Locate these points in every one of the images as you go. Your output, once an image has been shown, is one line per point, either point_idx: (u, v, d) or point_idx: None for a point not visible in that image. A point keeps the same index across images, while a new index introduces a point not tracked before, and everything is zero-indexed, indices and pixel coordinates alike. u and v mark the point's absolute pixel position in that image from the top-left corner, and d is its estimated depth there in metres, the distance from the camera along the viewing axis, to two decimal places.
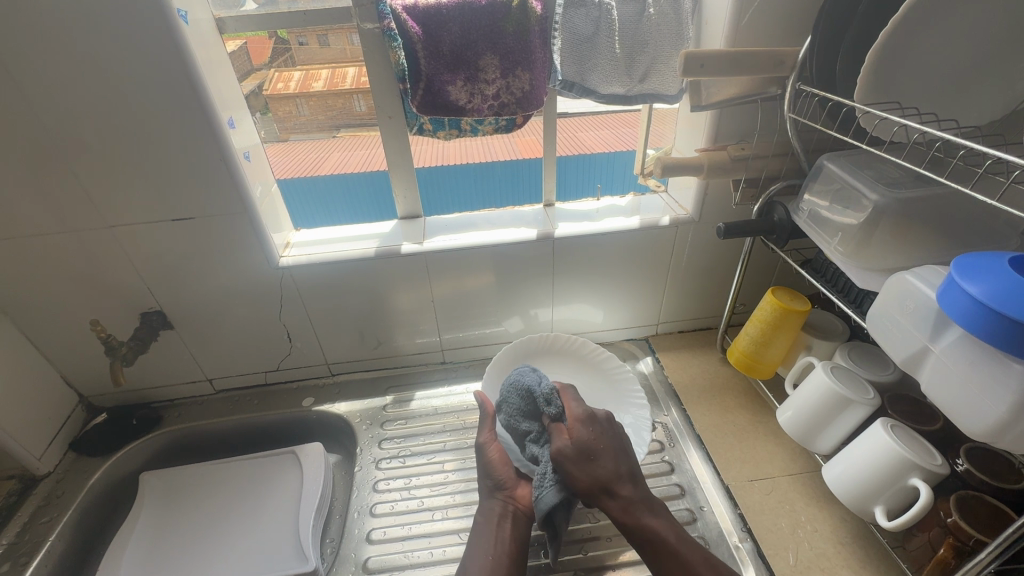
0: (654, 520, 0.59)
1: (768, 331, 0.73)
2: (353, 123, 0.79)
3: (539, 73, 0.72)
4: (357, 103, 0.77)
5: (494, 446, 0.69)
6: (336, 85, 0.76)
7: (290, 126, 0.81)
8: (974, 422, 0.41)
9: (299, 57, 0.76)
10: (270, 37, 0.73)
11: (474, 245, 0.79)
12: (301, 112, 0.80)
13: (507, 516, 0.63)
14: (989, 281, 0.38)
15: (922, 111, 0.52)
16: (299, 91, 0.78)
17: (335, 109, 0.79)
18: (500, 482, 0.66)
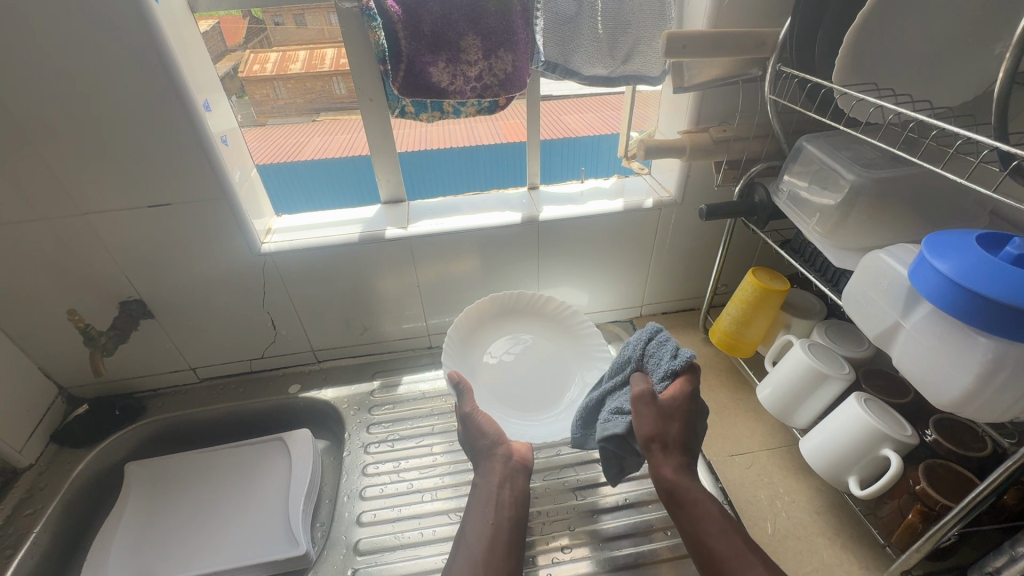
0: (694, 485, 0.60)
1: (749, 311, 0.75)
2: (333, 106, 0.81)
3: (522, 55, 0.72)
4: (336, 86, 0.78)
5: (479, 412, 0.69)
6: (315, 67, 0.78)
7: (267, 109, 0.82)
8: (942, 394, 0.43)
9: (275, 39, 0.76)
10: (245, 17, 0.71)
11: (459, 229, 0.79)
12: (278, 95, 0.81)
13: (503, 480, 0.65)
14: (957, 259, 0.40)
15: (899, 93, 0.53)
16: (277, 73, 0.79)
17: (313, 92, 0.82)
18: (495, 446, 0.67)
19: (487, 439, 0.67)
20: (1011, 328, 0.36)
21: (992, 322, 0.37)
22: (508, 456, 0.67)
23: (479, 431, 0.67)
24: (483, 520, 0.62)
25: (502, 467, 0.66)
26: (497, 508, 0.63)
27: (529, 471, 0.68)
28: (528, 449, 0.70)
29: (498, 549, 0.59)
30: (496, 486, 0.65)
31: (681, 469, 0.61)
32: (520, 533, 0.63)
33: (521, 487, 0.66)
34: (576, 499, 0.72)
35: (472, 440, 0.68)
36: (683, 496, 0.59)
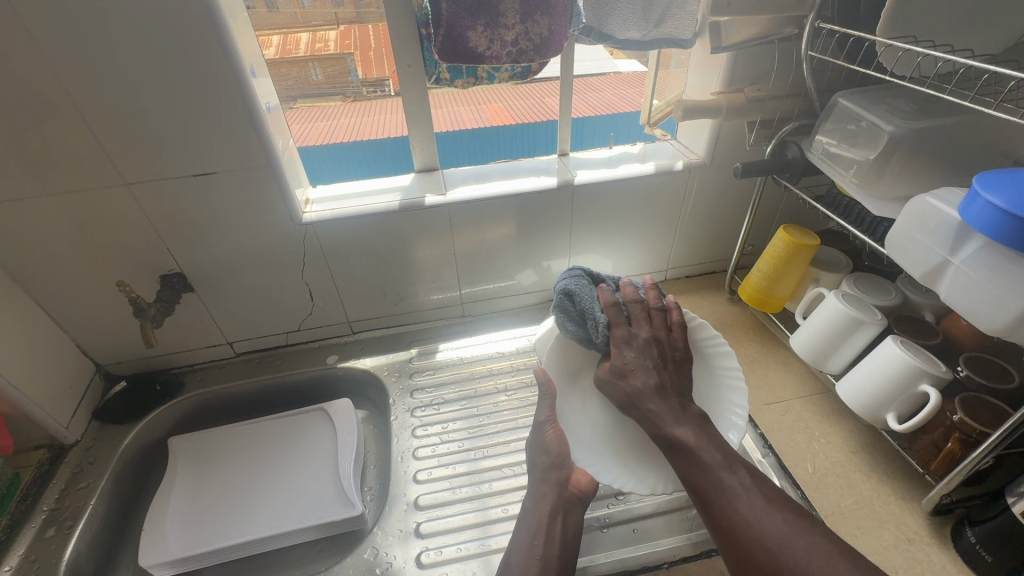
0: (686, 430, 0.56)
1: (780, 266, 0.78)
2: (312, 93, 0.83)
3: (559, 18, 0.72)
4: (312, 70, 0.81)
5: (553, 426, 0.66)
6: (289, 51, 0.77)
7: None
8: (991, 321, 0.46)
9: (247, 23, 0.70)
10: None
11: (497, 194, 0.81)
12: None
13: (557, 509, 0.61)
14: (1010, 192, 0.43)
15: (939, 43, 0.55)
16: None
17: (289, 78, 0.78)
18: (554, 469, 0.64)
19: (550, 456, 0.65)
20: None
21: None
22: (570, 485, 0.63)
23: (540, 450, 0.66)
24: (529, 549, 0.58)
25: (557, 493, 0.62)
26: (549, 541, 0.59)
27: (586, 505, 0.63)
28: (590, 482, 0.64)
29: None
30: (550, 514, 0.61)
31: (650, 386, 0.59)
32: (570, 565, 0.59)
33: (576, 521, 0.62)
34: None
35: (536, 457, 0.66)
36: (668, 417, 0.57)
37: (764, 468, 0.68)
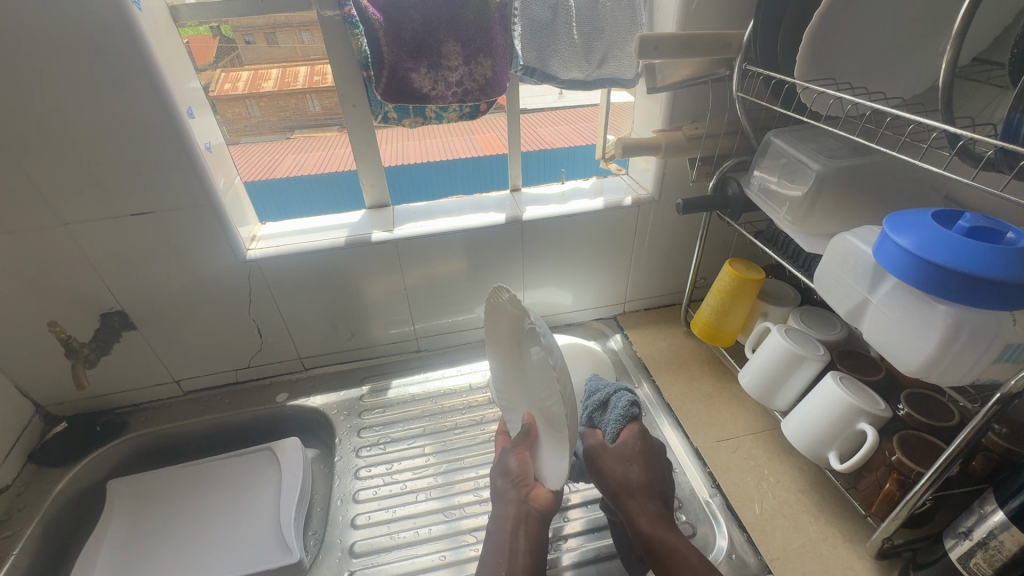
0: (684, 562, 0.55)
1: (727, 301, 0.78)
2: (308, 123, 0.84)
3: (501, 60, 0.74)
4: (311, 103, 0.81)
5: (514, 456, 0.67)
6: (288, 84, 0.81)
7: (240, 127, 0.80)
8: (909, 361, 0.46)
9: (246, 57, 0.79)
10: (213, 35, 0.72)
11: (445, 229, 0.81)
12: (251, 112, 0.82)
13: (514, 528, 0.59)
14: (916, 234, 0.43)
15: (854, 86, 0.57)
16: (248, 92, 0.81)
17: (287, 109, 0.85)
18: (514, 487, 0.63)
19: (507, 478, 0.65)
20: (966, 295, 0.39)
21: (947, 289, 0.40)
22: (532, 501, 0.62)
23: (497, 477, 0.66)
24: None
25: (515, 515, 0.60)
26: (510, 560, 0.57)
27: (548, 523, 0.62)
28: (551, 499, 0.63)
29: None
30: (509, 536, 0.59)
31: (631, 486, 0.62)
32: None
33: (532, 542, 0.58)
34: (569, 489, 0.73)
35: (497, 476, 0.66)
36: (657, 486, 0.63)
37: (710, 511, 0.67)
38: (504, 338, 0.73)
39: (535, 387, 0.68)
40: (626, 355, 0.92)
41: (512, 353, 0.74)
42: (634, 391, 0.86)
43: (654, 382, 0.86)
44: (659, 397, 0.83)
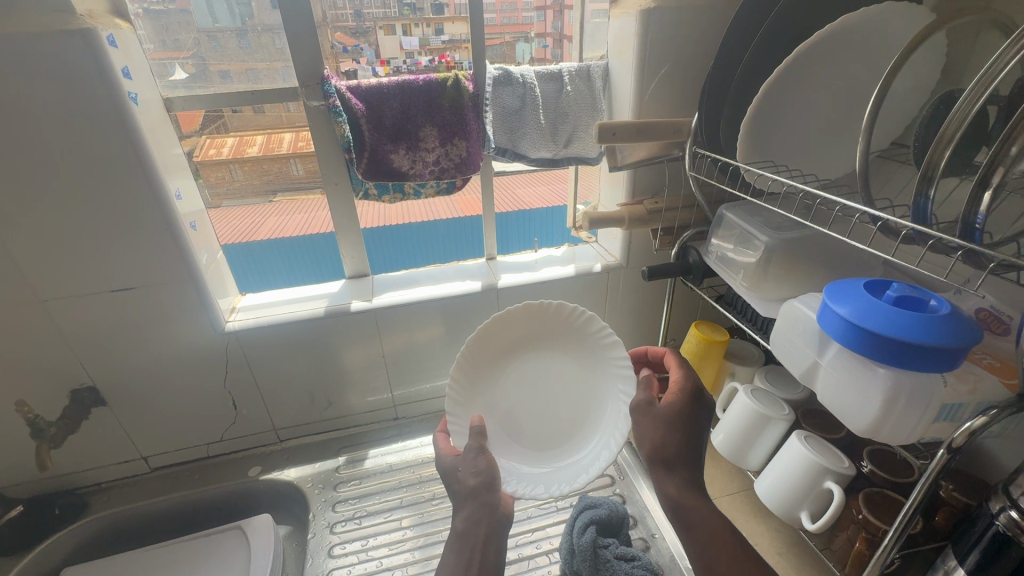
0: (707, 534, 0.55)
1: (695, 362, 0.81)
2: (290, 186, 0.88)
3: (475, 141, 0.80)
4: (293, 167, 0.85)
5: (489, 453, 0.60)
6: (272, 150, 0.85)
7: (222, 191, 0.84)
8: (859, 420, 0.49)
9: (232, 124, 0.77)
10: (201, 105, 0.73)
11: (423, 298, 0.83)
12: (234, 176, 0.87)
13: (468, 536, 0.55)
14: (852, 303, 0.47)
15: (791, 169, 0.63)
16: (232, 156, 0.86)
17: (269, 174, 0.88)
18: (486, 488, 0.57)
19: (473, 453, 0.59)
20: (898, 358, 0.43)
21: (882, 353, 0.44)
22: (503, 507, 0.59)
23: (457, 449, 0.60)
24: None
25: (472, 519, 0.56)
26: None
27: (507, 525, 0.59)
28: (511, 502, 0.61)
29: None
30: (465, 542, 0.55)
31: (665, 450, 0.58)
32: None
33: (489, 564, 0.55)
34: (548, 561, 0.71)
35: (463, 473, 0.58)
36: (688, 453, 0.58)
37: None
38: (502, 343, 0.70)
39: (529, 395, 0.69)
40: None
41: (493, 359, 0.70)
42: None
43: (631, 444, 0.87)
44: (636, 459, 0.84)
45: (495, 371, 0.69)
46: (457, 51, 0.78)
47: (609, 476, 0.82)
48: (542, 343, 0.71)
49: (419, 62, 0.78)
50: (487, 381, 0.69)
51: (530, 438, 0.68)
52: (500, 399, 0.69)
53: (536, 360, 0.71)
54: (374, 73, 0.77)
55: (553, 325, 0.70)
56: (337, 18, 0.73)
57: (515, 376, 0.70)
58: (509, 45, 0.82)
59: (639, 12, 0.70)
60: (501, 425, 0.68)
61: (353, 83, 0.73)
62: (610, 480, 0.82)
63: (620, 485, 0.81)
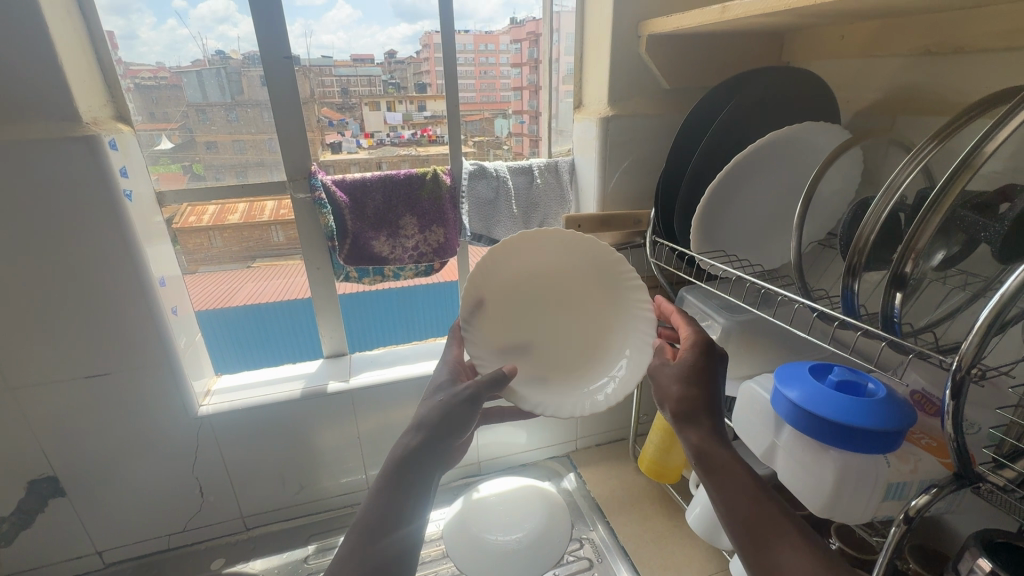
0: (729, 478, 0.49)
1: (667, 438, 0.83)
2: (270, 252, 0.87)
3: (452, 228, 0.85)
4: (274, 233, 0.85)
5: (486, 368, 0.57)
6: (253, 217, 0.84)
7: (200, 257, 0.85)
8: (815, 501, 0.51)
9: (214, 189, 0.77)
10: (183, 173, 0.76)
11: (401, 378, 0.85)
12: (213, 244, 0.85)
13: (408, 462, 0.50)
14: (801, 387, 0.51)
15: (739, 260, 0.70)
16: (213, 224, 0.83)
17: (250, 240, 0.86)
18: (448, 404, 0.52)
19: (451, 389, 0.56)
20: (842, 442, 0.47)
21: (828, 437, 0.48)
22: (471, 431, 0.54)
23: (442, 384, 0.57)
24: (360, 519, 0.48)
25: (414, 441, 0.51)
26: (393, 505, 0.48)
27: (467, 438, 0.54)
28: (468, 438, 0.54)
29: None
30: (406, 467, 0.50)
31: (682, 406, 0.54)
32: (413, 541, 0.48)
33: (427, 496, 0.50)
34: None
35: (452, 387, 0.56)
36: (707, 407, 0.53)
37: None
38: (529, 262, 0.60)
39: (539, 323, 0.63)
40: (581, 494, 0.92)
41: (501, 288, 0.60)
42: (589, 533, 0.85)
43: (609, 523, 0.86)
44: (613, 539, 0.83)
45: (512, 287, 0.61)
46: (439, 125, 0.84)
47: (587, 560, 0.80)
48: (570, 276, 0.62)
49: (402, 135, 0.84)
50: (499, 295, 0.60)
51: (527, 361, 0.61)
52: (505, 313, 0.61)
53: (556, 287, 0.63)
54: (358, 145, 0.82)
55: (578, 258, 0.61)
56: (323, 95, 0.78)
57: (529, 295, 0.62)
58: (488, 119, 0.87)
59: (600, 119, 0.78)
60: (509, 349, 0.61)
61: (338, 177, 0.78)
62: (588, 563, 0.79)
63: (599, 569, 0.78)
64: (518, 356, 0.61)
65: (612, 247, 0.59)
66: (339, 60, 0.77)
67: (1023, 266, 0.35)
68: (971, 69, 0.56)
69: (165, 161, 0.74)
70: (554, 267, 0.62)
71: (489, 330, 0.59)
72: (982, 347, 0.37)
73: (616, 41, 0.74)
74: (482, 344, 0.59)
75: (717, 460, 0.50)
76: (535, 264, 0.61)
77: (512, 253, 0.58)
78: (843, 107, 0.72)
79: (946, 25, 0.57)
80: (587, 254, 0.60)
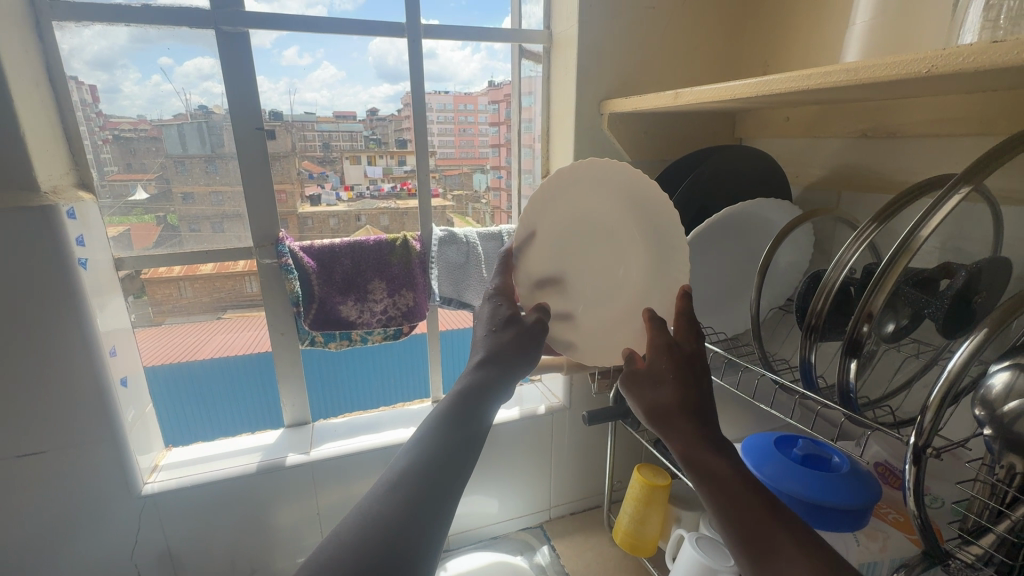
0: (727, 478, 0.40)
1: (641, 508, 0.81)
2: (243, 304, 0.81)
3: (421, 293, 0.85)
4: (249, 283, 0.80)
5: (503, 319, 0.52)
6: (228, 267, 0.79)
7: (166, 308, 0.79)
8: None
9: (189, 242, 0.77)
10: (157, 223, 0.75)
11: (365, 448, 0.81)
12: (182, 293, 0.79)
13: (477, 391, 0.44)
14: (771, 463, 0.51)
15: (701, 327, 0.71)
16: (184, 274, 0.78)
17: (222, 290, 0.80)
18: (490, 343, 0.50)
19: (522, 323, 0.52)
20: (814, 521, 0.46)
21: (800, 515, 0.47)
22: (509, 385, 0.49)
23: (492, 319, 0.52)
24: (420, 440, 0.39)
25: (487, 371, 0.46)
26: (464, 435, 0.40)
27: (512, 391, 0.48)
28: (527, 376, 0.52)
29: (385, 526, 0.33)
30: (471, 397, 0.43)
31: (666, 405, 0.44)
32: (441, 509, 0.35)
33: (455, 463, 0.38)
34: None
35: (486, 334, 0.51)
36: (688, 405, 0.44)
37: None
38: (581, 205, 0.59)
39: (585, 270, 0.61)
40: (554, 570, 0.88)
41: (557, 220, 0.60)
42: None
43: None
44: None
45: (561, 224, 0.60)
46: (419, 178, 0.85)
47: None
48: (620, 234, 0.59)
49: (381, 188, 0.85)
50: (546, 229, 0.60)
51: (558, 297, 0.61)
52: (553, 247, 0.61)
53: (602, 240, 0.60)
54: (337, 198, 0.83)
55: (632, 207, 0.58)
56: (305, 149, 0.79)
57: (577, 237, 0.61)
58: (466, 174, 0.90)
59: None
60: (551, 282, 0.61)
61: (307, 243, 0.78)
62: None
63: None
64: (552, 291, 0.61)
65: (669, 207, 0.55)
66: (322, 116, 0.78)
67: (971, 340, 0.36)
68: (905, 152, 0.60)
69: (139, 212, 0.74)
70: (612, 213, 0.59)
71: (540, 257, 0.60)
72: (939, 418, 0.37)
73: (581, 115, 0.78)
74: (526, 270, 0.60)
75: (710, 462, 0.41)
76: (594, 206, 0.59)
77: (577, 185, 0.58)
78: (794, 181, 0.76)
79: (877, 112, 0.62)
80: (641, 213, 0.57)
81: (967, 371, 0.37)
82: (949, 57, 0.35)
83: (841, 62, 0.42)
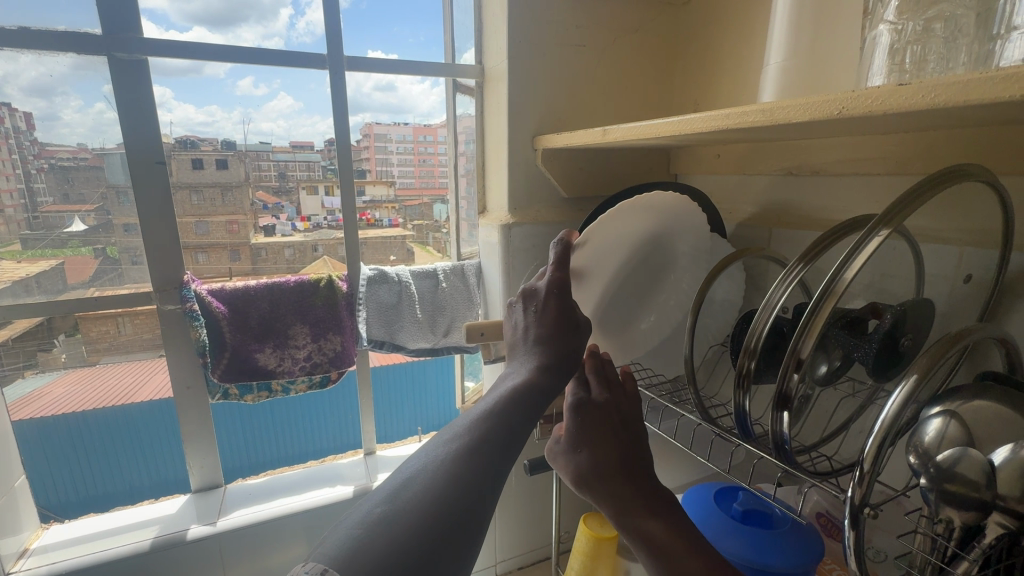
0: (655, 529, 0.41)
1: (589, 563, 0.75)
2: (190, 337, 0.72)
3: (349, 336, 0.79)
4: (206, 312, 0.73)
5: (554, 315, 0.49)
6: None
7: (102, 346, 0.71)
8: None
9: (130, 276, 0.70)
10: (95, 256, 0.68)
11: (282, 512, 0.75)
12: (121, 330, 0.71)
13: (537, 391, 0.40)
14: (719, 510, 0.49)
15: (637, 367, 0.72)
16: (122, 309, 0.70)
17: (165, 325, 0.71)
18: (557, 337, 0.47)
19: (575, 331, 0.49)
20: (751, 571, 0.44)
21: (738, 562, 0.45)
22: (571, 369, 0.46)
23: (545, 314, 0.49)
24: (487, 419, 0.35)
25: (543, 377, 0.43)
26: (525, 428, 0.37)
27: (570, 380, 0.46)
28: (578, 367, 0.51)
29: (450, 504, 0.29)
30: (531, 392, 0.40)
31: (590, 467, 0.46)
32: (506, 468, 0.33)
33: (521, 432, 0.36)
34: None
35: (536, 329, 0.48)
36: (602, 460, 0.46)
37: None
38: (636, 222, 0.61)
39: (613, 276, 0.65)
40: None
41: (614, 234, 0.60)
42: None
43: None
44: None
45: (613, 239, 0.61)
46: (378, 209, 0.85)
47: None
48: (651, 242, 0.64)
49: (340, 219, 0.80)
50: (601, 237, 0.59)
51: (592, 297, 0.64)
52: (598, 251, 0.60)
53: (634, 253, 0.64)
54: (293, 229, 0.80)
55: (670, 223, 0.62)
56: (259, 179, 0.77)
57: (619, 251, 0.62)
58: (427, 204, 0.90)
59: (499, 226, 0.78)
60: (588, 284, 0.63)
61: (217, 286, 0.71)
62: None
63: None
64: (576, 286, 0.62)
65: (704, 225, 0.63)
66: (278, 145, 0.76)
67: (905, 385, 0.34)
68: (835, 187, 0.60)
69: (76, 244, 0.67)
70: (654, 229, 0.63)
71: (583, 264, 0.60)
72: (877, 463, 0.34)
73: (515, 151, 0.76)
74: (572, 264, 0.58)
75: (637, 516, 0.42)
76: (644, 222, 0.61)
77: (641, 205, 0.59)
78: (726, 218, 0.76)
79: (801, 151, 0.63)
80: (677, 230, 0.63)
81: (903, 417, 0.34)
82: (858, 98, 0.34)
83: (757, 103, 0.40)
